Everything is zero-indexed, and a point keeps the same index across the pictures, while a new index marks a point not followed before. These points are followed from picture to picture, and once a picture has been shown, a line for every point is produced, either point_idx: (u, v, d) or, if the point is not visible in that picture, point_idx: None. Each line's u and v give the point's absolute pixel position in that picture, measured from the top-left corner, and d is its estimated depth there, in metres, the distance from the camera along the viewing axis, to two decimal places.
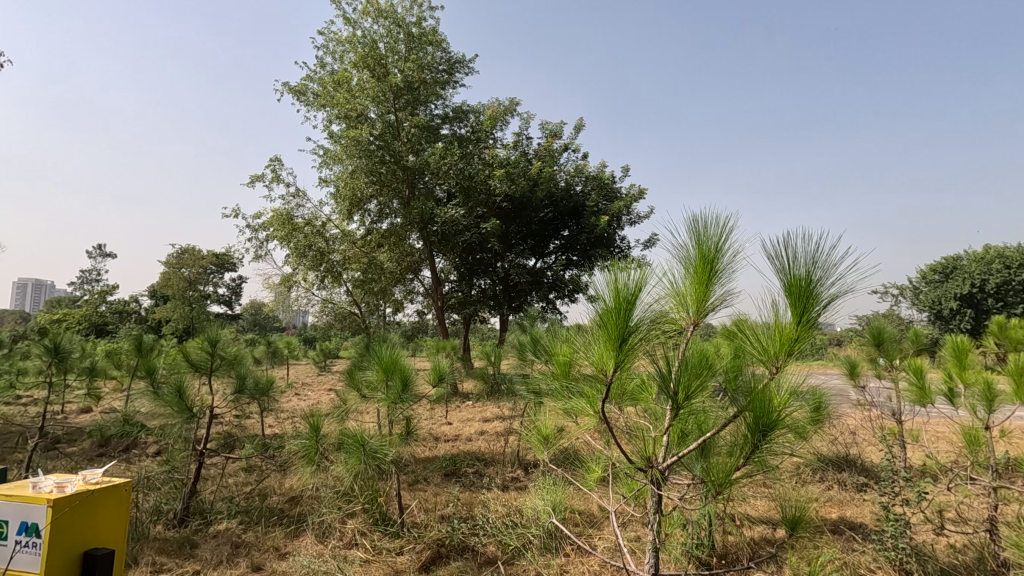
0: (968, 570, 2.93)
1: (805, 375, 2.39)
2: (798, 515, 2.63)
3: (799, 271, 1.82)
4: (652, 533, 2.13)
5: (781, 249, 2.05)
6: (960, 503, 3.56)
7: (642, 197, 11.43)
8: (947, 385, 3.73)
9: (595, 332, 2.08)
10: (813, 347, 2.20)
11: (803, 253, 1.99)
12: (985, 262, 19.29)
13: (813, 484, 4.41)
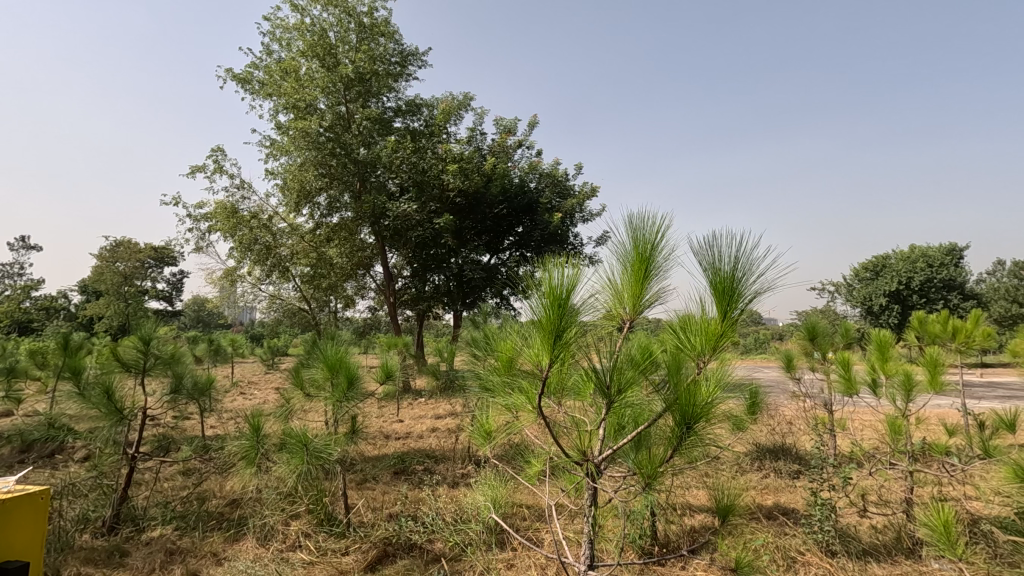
0: (888, 549, 3.11)
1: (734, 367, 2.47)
2: (729, 503, 2.80)
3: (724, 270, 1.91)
4: (588, 525, 2.18)
5: (709, 247, 2.15)
6: (881, 487, 3.79)
7: (594, 195, 11.62)
8: (871, 376, 3.93)
9: (533, 327, 2.10)
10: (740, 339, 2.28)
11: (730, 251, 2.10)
12: (910, 261, 20.61)
13: (751, 473, 4.61)
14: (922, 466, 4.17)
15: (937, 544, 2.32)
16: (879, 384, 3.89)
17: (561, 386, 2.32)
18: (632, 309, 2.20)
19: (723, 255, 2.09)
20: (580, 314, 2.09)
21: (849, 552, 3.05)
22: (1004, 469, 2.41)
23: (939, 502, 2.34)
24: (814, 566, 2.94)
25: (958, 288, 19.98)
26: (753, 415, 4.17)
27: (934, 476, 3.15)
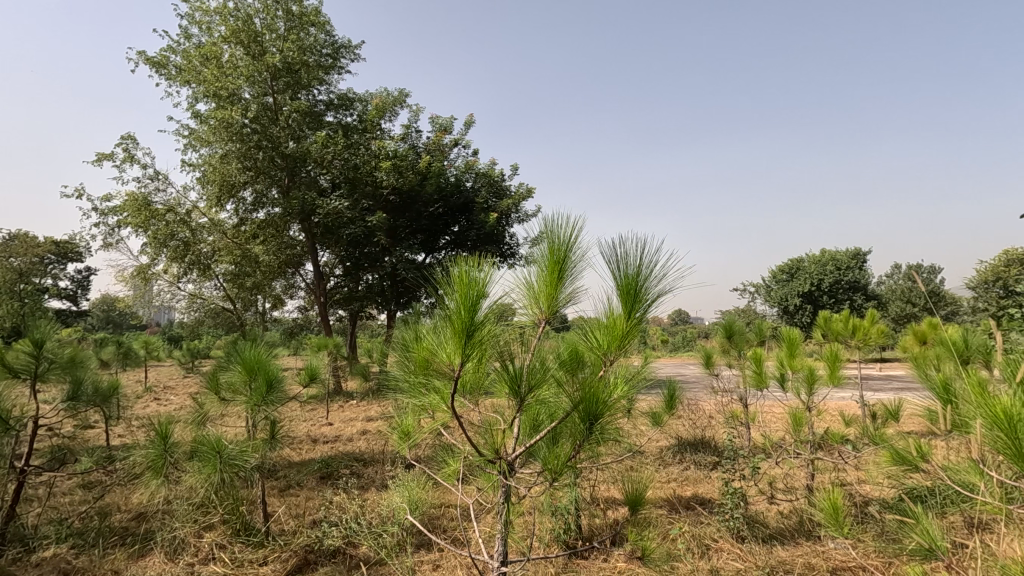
0: (791, 533, 3.35)
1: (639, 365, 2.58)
2: (639, 493, 3.01)
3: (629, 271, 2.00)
4: (501, 522, 2.19)
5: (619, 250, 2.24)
6: (785, 474, 4.07)
7: (529, 196, 11.74)
8: (778, 371, 4.21)
9: (447, 327, 2.08)
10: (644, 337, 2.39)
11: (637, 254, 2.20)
12: (821, 263, 22.22)
13: (672, 465, 4.82)
14: (821, 454, 4.53)
15: (826, 524, 2.54)
16: (784, 378, 4.19)
17: (476, 386, 2.34)
18: (547, 311, 2.25)
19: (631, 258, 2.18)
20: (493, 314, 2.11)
21: (756, 536, 3.25)
22: (885, 454, 2.67)
23: (828, 488, 2.56)
24: (726, 551, 3.11)
25: (861, 289, 21.75)
26: (673, 411, 4.36)
27: (830, 463, 3.42)
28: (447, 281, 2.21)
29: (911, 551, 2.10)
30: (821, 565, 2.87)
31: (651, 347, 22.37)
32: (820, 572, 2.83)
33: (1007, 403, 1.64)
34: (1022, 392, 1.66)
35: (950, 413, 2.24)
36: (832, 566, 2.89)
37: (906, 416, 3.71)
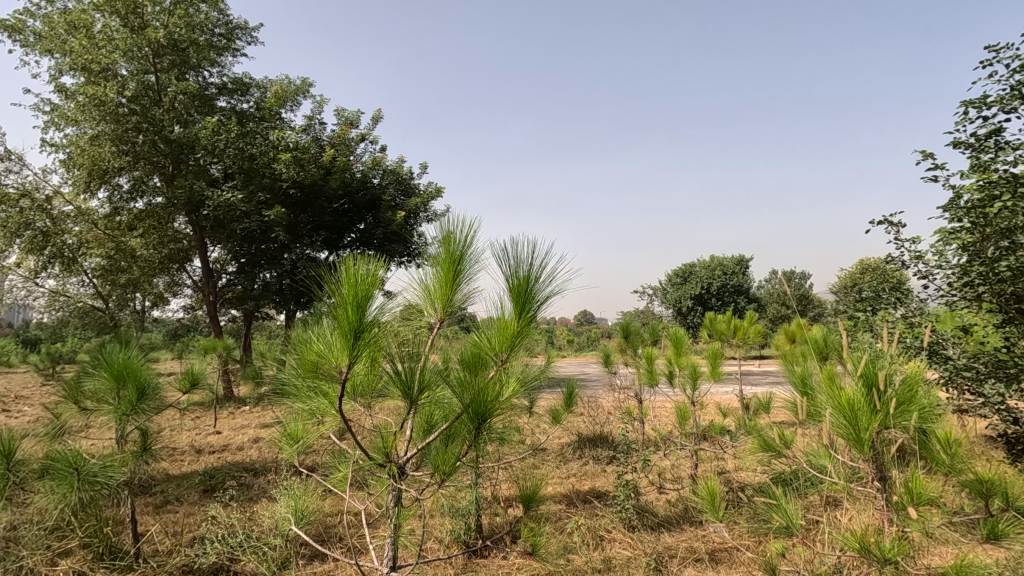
0: (677, 519, 3.59)
1: (532, 363, 2.64)
2: (534, 491, 3.08)
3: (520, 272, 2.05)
4: (391, 528, 2.13)
5: (514, 252, 2.28)
6: (672, 465, 4.36)
7: (438, 195, 11.63)
8: (667, 368, 4.50)
9: (334, 327, 1.99)
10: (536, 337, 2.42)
11: (530, 258, 2.24)
12: (710, 268, 24.02)
13: (572, 461, 4.99)
14: (704, 445, 4.91)
15: (705, 510, 2.76)
16: (672, 375, 4.49)
17: (367, 388, 2.29)
18: (442, 310, 2.26)
19: (524, 261, 2.23)
20: (384, 314, 2.08)
21: (645, 525, 3.46)
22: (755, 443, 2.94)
23: (707, 477, 2.78)
24: (619, 541, 3.27)
25: (745, 292, 23.82)
26: (573, 408, 4.50)
27: (710, 453, 3.71)
28: (334, 281, 2.13)
29: (773, 529, 2.34)
30: (701, 547, 3.11)
31: (557, 348, 23.03)
32: (700, 554, 3.06)
33: (851, 395, 1.89)
34: (862, 384, 1.90)
35: (805, 404, 2.52)
36: (711, 548, 3.14)
37: (774, 408, 4.13)
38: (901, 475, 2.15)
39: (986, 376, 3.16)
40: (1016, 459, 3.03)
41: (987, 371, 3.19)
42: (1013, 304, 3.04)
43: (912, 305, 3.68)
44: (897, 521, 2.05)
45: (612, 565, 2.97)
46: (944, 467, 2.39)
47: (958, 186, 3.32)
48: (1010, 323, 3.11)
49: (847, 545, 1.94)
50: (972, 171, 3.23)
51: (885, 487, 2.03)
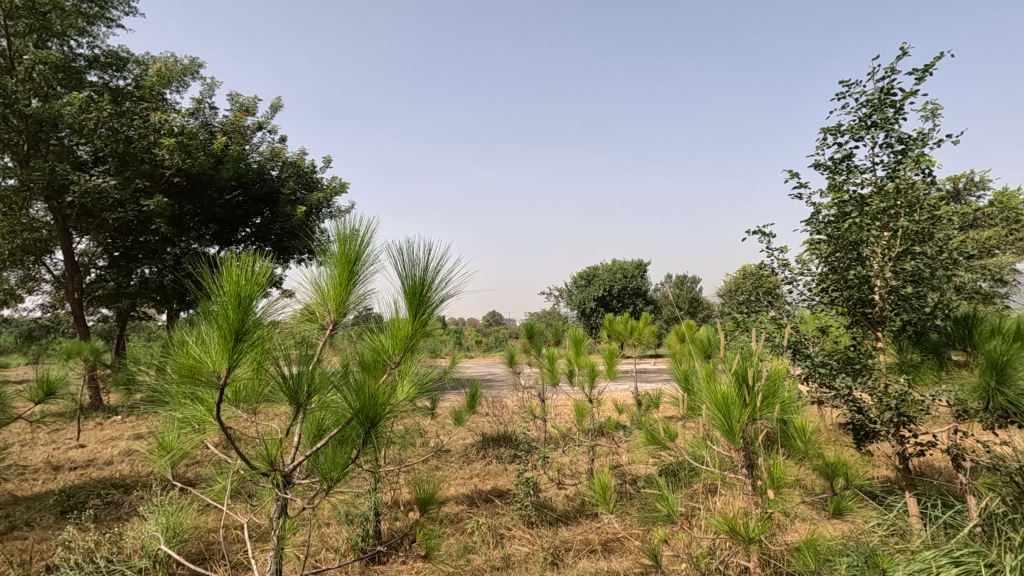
0: (574, 513, 3.74)
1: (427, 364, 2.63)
2: (430, 494, 3.08)
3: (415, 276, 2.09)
4: (275, 539, 2.02)
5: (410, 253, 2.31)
6: (569, 462, 4.53)
7: (343, 190, 11.19)
8: (568, 368, 4.66)
9: (212, 330, 1.86)
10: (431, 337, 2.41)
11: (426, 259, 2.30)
12: (611, 271, 25.15)
13: (476, 461, 5.01)
14: (599, 441, 5.15)
15: (597, 502, 2.89)
16: (572, 373, 4.67)
17: (250, 393, 2.16)
18: (337, 310, 2.26)
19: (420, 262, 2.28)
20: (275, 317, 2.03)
21: (543, 520, 3.56)
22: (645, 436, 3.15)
23: (599, 471, 2.91)
24: (518, 538, 3.33)
25: (643, 295, 25.24)
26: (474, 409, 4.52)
27: (604, 449, 3.92)
28: (212, 279, 1.98)
29: (656, 517, 2.51)
30: (595, 539, 3.25)
31: (465, 350, 23.03)
32: (594, 545, 3.21)
33: (726, 390, 2.06)
34: (735, 379, 2.09)
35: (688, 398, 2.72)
36: (603, 539, 3.29)
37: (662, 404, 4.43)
38: (766, 461, 2.38)
39: (837, 369, 3.44)
40: (860, 445, 3.43)
41: (839, 367, 3.46)
42: (859, 307, 3.53)
43: (781, 309, 3.79)
44: (762, 504, 2.27)
45: (510, 562, 3.03)
46: (801, 453, 2.69)
47: (815, 203, 3.72)
48: (857, 323, 3.61)
49: (718, 527, 2.12)
50: (827, 189, 3.62)
51: (751, 473, 2.25)
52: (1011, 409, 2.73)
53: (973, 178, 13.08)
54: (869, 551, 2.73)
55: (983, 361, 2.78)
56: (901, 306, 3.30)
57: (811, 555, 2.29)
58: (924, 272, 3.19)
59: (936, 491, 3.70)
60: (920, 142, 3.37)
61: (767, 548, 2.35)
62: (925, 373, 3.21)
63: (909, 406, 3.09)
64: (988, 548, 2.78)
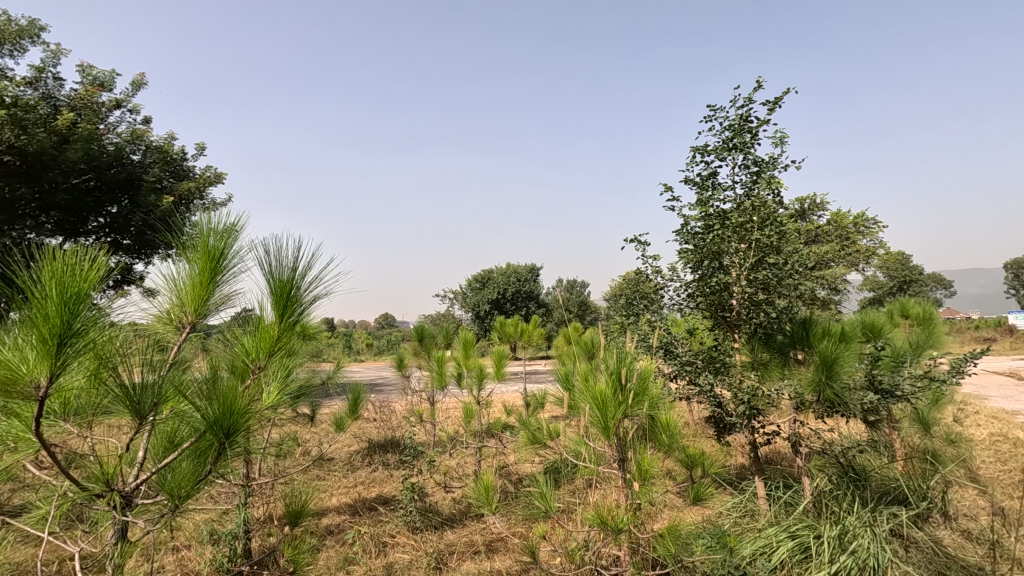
0: (459, 516, 3.74)
1: (299, 369, 2.47)
2: (302, 506, 2.91)
3: (283, 274, 1.99)
4: (112, 568, 1.79)
5: (279, 253, 2.21)
6: (456, 465, 4.54)
7: (218, 181, 10.29)
8: (456, 370, 4.66)
9: (26, 334, 1.59)
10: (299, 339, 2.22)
11: (296, 260, 2.19)
12: (505, 274, 25.57)
13: (361, 469, 4.84)
14: (486, 442, 5.22)
15: (479, 503, 2.91)
16: (461, 376, 4.70)
17: (82, 405, 1.90)
18: (195, 312, 2.08)
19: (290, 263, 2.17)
20: (111, 313, 1.86)
21: (429, 525, 3.53)
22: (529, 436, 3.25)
23: (483, 472, 2.94)
24: (402, 545, 3.26)
25: (535, 298, 25.97)
26: (358, 415, 4.36)
27: (490, 450, 3.97)
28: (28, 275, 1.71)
29: (536, 514, 2.60)
30: (479, 540, 3.28)
31: (356, 353, 22.19)
32: (478, 546, 3.23)
33: (603, 389, 2.18)
34: (611, 379, 2.22)
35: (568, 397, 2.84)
36: (487, 539, 3.33)
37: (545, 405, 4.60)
38: (636, 455, 2.55)
39: (699, 368, 3.71)
40: (719, 436, 3.77)
41: (702, 365, 3.75)
42: (719, 311, 3.89)
43: (656, 312, 4.05)
44: (632, 496, 2.43)
45: (392, 570, 2.96)
46: (666, 446, 2.92)
47: (685, 215, 4.04)
48: (718, 326, 3.99)
49: (591, 521, 2.24)
50: (696, 203, 3.96)
51: (623, 468, 2.42)
52: (836, 400, 3.22)
53: (815, 199, 15.04)
54: (721, 532, 3.00)
55: (817, 360, 3.23)
56: (753, 310, 3.67)
57: (671, 540, 2.49)
58: (771, 281, 3.59)
59: (779, 475, 4.19)
60: (771, 166, 3.79)
61: (634, 537, 2.52)
62: (771, 369, 3.66)
63: (758, 400, 3.48)
64: (817, 521, 3.20)
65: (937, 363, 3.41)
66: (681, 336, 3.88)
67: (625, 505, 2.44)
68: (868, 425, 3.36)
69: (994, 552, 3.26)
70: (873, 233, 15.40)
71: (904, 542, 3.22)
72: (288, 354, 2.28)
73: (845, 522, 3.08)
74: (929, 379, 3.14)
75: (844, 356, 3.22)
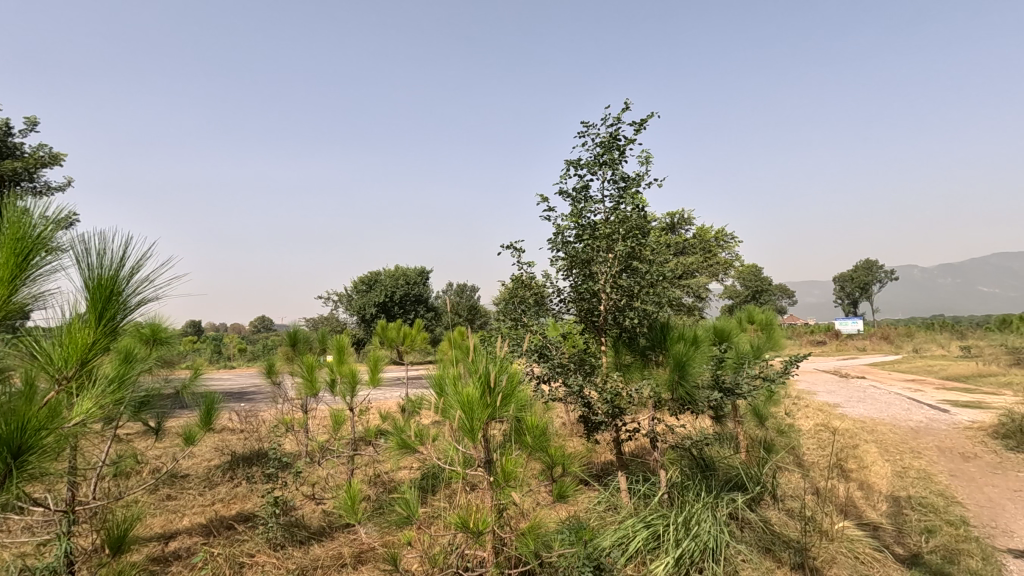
0: (329, 529, 3.60)
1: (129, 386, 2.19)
2: (128, 532, 2.62)
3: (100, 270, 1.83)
4: None
5: (97, 252, 2.04)
6: (326, 477, 4.36)
7: (54, 163, 8.95)
8: (329, 376, 4.48)
9: None
10: (116, 345, 2.01)
11: (120, 260, 2.06)
12: (394, 277, 24.95)
13: (220, 485, 4.46)
14: (360, 450, 5.07)
15: (344, 514, 2.82)
16: (333, 383, 4.56)
17: None
18: None
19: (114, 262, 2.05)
20: None
21: (293, 541, 3.34)
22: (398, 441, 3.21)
23: (349, 481, 2.85)
24: (261, 563, 3.06)
25: (423, 302, 25.67)
26: (211, 426, 4.01)
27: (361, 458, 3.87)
28: None
29: (399, 521, 2.58)
30: (347, 552, 3.17)
31: (225, 360, 20.42)
32: (345, 559, 3.12)
33: (471, 392, 2.25)
34: (479, 382, 2.30)
35: (438, 401, 2.84)
36: (356, 551, 3.23)
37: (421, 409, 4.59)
38: (499, 457, 2.62)
39: (570, 369, 3.84)
40: (587, 435, 3.94)
41: (573, 367, 3.89)
42: (589, 317, 4.11)
43: (532, 316, 4.17)
44: (495, 497, 2.49)
45: None
46: (531, 446, 3.01)
47: (560, 224, 4.22)
48: (587, 331, 4.21)
49: (453, 523, 2.28)
50: (570, 213, 4.15)
51: (487, 469, 2.49)
52: (687, 397, 3.58)
53: (684, 214, 16.45)
54: (580, 528, 3.17)
55: (672, 361, 3.56)
56: (619, 316, 3.95)
57: (531, 537, 2.58)
58: (635, 288, 3.88)
59: (639, 469, 4.52)
60: (637, 183, 4.10)
61: (497, 536, 2.59)
62: (632, 369, 3.93)
63: (620, 400, 3.72)
64: (668, 510, 3.50)
65: (768, 363, 3.92)
66: (554, 339, 4.00)
67: (488, 505, 2.51)
68: (713, 420, 3.75)
69: (808, 526, 3.79)
70: (732, 247, 17.17)
71: (740, 523, 3.63)
72: (106, 362, 2.03)
73: (690, 509, 3.41)
74: (762, 378, 3.61)
75: (694, 358, 3.58)
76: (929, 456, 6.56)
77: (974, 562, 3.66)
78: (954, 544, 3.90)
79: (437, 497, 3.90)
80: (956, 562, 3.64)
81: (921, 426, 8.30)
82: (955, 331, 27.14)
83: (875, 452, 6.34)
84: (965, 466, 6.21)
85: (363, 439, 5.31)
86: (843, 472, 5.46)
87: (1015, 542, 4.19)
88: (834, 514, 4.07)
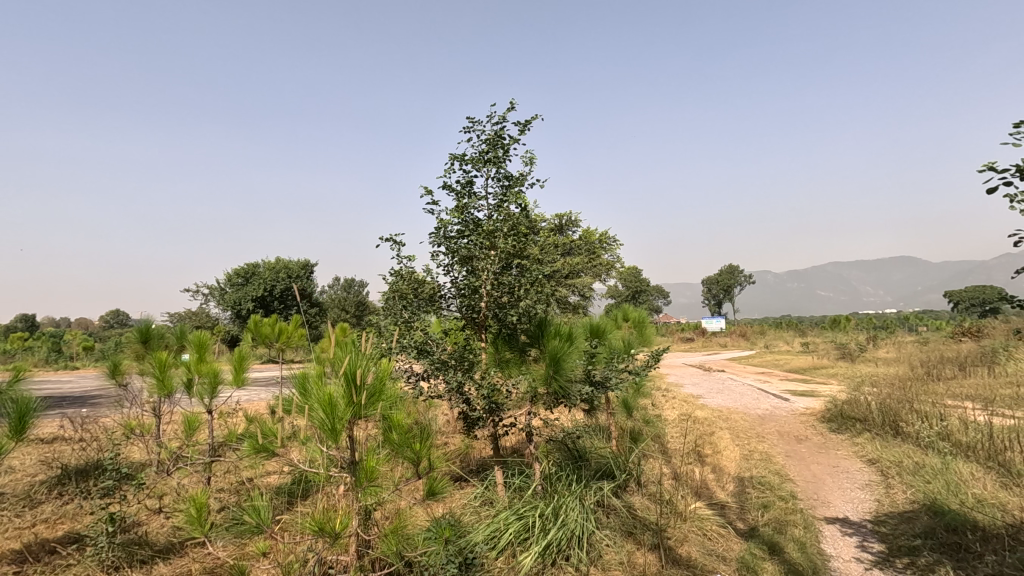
0: (177, 548, 3.29)
1: None
2: None
3: None
4: None
5: None
6: (176, 488, 3.98)
7: None
8: (184, 376, 4.08)
9: None
10: None
11: None
12: (274, 270, 23.37)
13: (45, 503, 3.89)
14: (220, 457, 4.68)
15: (190, 527, 2.60)
16: (190, 383, 4.19)
17: None
18: None
19: None
20: None
21: (133, 561, 3.02)
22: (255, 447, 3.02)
23: (196, 491, 2.63)
24: None
25: (307, 297, 24.35)
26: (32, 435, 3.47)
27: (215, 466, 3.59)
28: None
29: (252, 529, 2.42)
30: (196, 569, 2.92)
31: (67, 360, 17.86)
32: None
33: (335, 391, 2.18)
34: (344, 380, 2.24)
35: (302, 400, 2.69)
36: (206, 567, 2.99)
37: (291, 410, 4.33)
38: (366, 457, 2.54)
39: (449, 366, 3.83)
40: (466, 431, 3.95)
41: (453, 364, 3.88)
42: (471, 313, 4.12)
43: (415, 313, 4.09)
44: (358, 497, 2.43)
45: None
46: (396, 445, 2.91)
47: (443, 219, 4.19)
48: (469, 328, 4.21)
49: (308, 528, 2.19)
50: (454, 208, 4.14)
51: (351, 468, 2.42)
52: (562, 391, 3.72)
53: (571, 217, 17.12)
54: (449, 525, 3.18)
55: (548, 357, 3.68)
56: (499, 312, 4.00)
57: (395, 537, 2.54)
58: (515, 286, 3.95)
59: (515, 463, 4.64)
60: (520, 183, 4.19)
61: (359, 538, 2.53)
62: (511, 365, 4.00)
63: (497, 395, 3.79)
64: (539, 500, 3.62)
65: (635, 359, 4.20)
66: (436, 335, 3.97)
67: (351, 508, 2.44)
68: (585, 413, 3.94)
69: (666, 508, 4.11)
70: (614, 249, 18.18)
71: (606, 509, 3.86)
72: None
73: (559, 500, 3.55)
74: (628, 373, 3.86)
75: (569, 354, 3.73)
76: (770, 439, 7.43)
77: (797, 531, 4.20)
78: (783, 516, 4.45)
79: (305, 504, 3.71)
80: (783, 532, 4.15)
81: (766, 413, 9.37)
82: (798, 328, 30.95)
83: (727, 438, 7.06)
84: (798, 447, 7.12)
85: (226, 444, 4.92)
86: (699, 457, 6.00)
87: (830, 511, 4.88)
88: (688, 496, 4.45)
